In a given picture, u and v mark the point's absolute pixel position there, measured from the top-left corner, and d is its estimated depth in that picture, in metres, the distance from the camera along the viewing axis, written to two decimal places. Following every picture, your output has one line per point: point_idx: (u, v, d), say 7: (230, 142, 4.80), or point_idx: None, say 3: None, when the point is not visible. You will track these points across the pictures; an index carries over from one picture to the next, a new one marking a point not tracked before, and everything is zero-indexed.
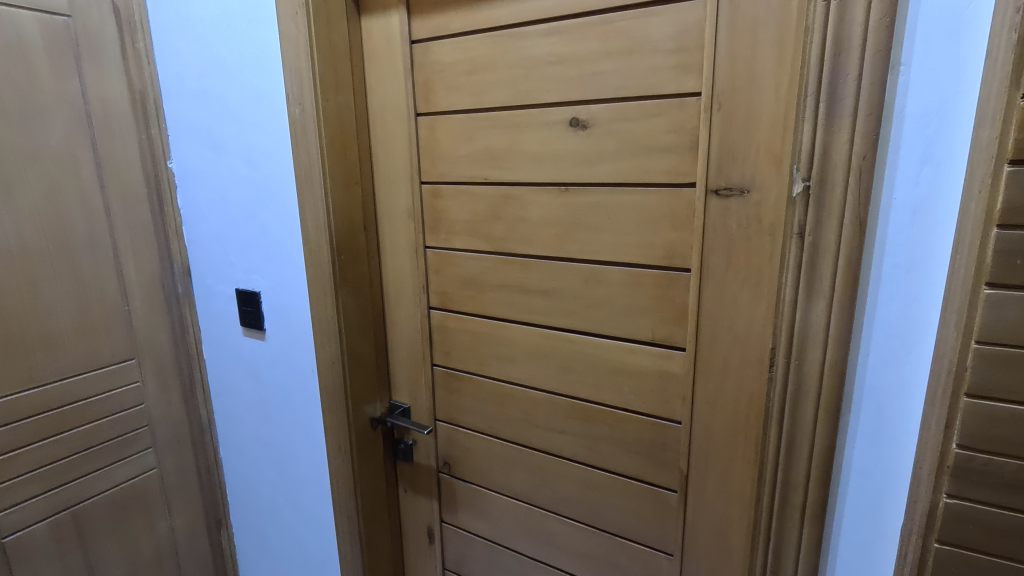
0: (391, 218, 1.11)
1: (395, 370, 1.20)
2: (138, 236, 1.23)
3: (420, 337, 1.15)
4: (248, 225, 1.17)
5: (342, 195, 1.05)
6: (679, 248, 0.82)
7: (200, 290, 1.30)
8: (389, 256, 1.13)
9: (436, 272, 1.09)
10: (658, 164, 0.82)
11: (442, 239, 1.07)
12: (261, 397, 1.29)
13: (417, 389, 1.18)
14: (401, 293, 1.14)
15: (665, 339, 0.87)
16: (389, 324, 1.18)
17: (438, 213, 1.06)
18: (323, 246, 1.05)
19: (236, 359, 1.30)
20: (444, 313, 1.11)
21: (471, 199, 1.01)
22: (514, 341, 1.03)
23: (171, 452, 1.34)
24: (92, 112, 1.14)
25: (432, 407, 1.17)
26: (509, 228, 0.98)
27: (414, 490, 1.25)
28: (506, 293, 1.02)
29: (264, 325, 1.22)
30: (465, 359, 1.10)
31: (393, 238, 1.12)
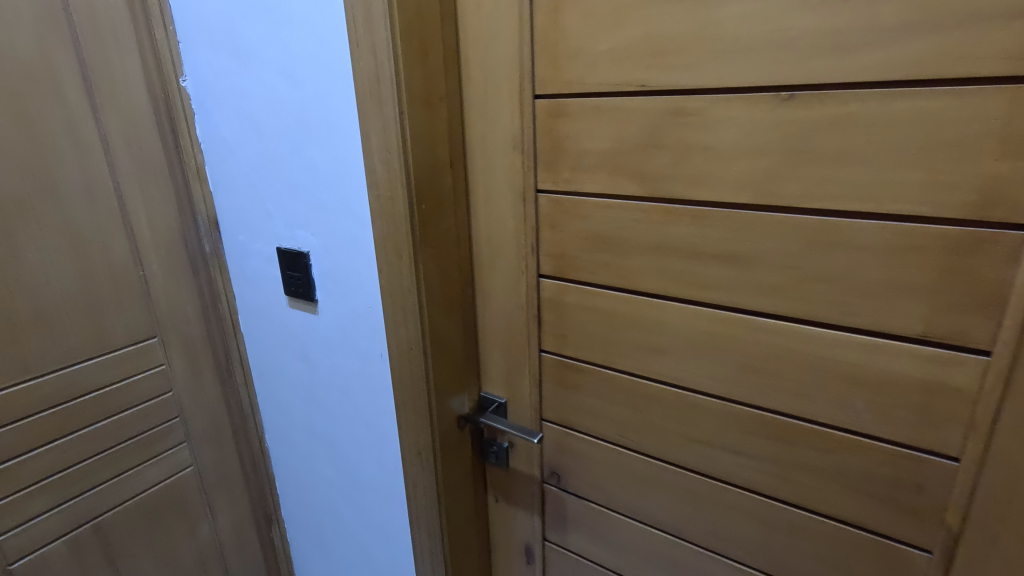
0: (486, 151, 0.79)
1: (487, 356, 0.92)
2: (149, 180, 0.95)
3: (522, 314, 0.85)
4: (290, 164, 0.87)
5: (423, 118, 0.73)
6: (1005, 190, 0.50)
7: (232, 248, 1.03)
8: (482, 205, 0.82)
9: (551, 228, 0.78)
10: (992, 44, 0.47)
11: (563, 181, 0.75)
12: (315, 382, 1.04)
13: (517, 380, 0.90)
14: (499, 255, 0.84)
15: (949, 336, 0.55)
16: (479, 297, 0.89)
17: (561, 141, 0.73)
18: (397, 193, 0.74)
19: (283, 334, 1.04)
20: (560, 285, 0.80)
21: (615, 119, 0.68)
22: (669, 327, 0.72)
23: (209, 445, 1.11)
24: (73, 8, 0.83)
25: (537, 404, 0.89)
26: (677, 162, 0.65)
27: (510, 501, 1.00)
28: (664, 259, 0.70)
29: (315, 296, 0.94)
30: (589, 346, 0.81)
31: (488, 181, 0.81)
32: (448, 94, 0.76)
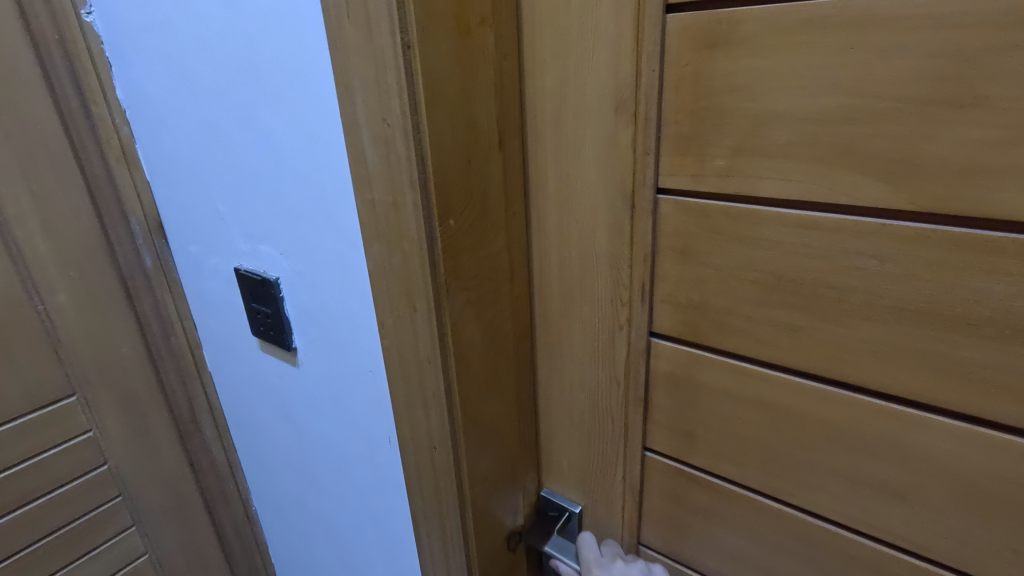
0: (565, 119, 0.45)
1: (554, 440, 0.59)
2: (44, 167, 0.64)
3: (617, 391, 0.51)
4: (241, 142, 0.54)
5: (454, 58, 0.39)
6: None
7: (183, 263, 0.71)
8: (555, 211, 0.48)
9: (680, 257, 0.43)
10: None
11: (716, 175, 0.39)
12: (303, 454, 0.72)
13: (601, 483, 0.57)
14: (580, 296, 0.50)
15: None
16: (543, 355, 0.55)
17: (718, 98, 0.37)
18: (404, 198, 0.40)
19: (258, 384, 0.72)
20: (693, 355, 0.46)
21: (847, 48, 0.32)
22: (922, 456, 0.38)
23: (172, 523, 0.83)
24: None
25: (635, 524, 0.57)
26: (1010, 140, 0.30)
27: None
28: (931, 336, 0.35)
29: (293, 343, 0.62)
30: (737, 458, 0.47)
31: (569, 171, 0.46)
32: (498, 11, 0.41)
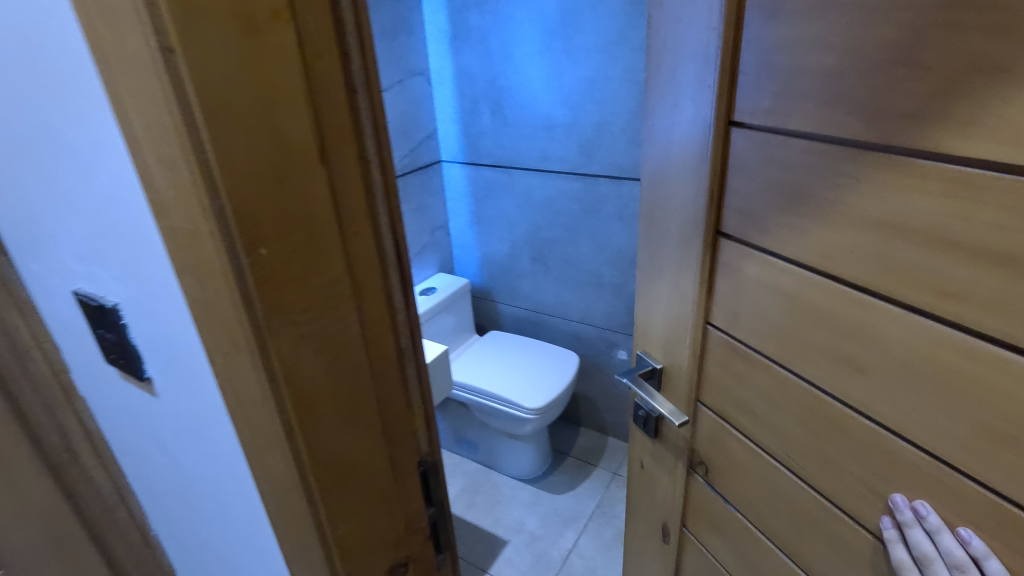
0: (682, 74, 0.70)
1: (648, 288, 0.89)
2: None
3: (692, 253, 0.77)
4: (47, 153, 0.46)
5: (239, 69, 0.32)
6: None
7: (31, 284, 0.62)
8: (671, 136, 0.75)
9: (738, 171, 0.69)
10: None
11: (765, 112, 0.63)
12: (185, 484, 0.65)
13: (678, 329, 0.85)
14: (672, 196, 0.78)
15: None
16: (644, 227, 0.86)
17: (765, 58, 0.61)
18: (200, 228, 0.35)
19: (128, 412, 0.64)
20: (739, 241, 0.72)
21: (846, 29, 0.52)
22: (841, 314, 0.62)
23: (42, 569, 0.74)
24: None
25: (698, 357, 0.83)
26: (933, 91, 0.48)
27: (653, 454, 1.01)
28: (883, 242, 0.55)
29: (146, 371, 0.56)
30: (765, 335, 0.72)
31: (670, 106, 0.73)
32: (299, 4, 0.35)
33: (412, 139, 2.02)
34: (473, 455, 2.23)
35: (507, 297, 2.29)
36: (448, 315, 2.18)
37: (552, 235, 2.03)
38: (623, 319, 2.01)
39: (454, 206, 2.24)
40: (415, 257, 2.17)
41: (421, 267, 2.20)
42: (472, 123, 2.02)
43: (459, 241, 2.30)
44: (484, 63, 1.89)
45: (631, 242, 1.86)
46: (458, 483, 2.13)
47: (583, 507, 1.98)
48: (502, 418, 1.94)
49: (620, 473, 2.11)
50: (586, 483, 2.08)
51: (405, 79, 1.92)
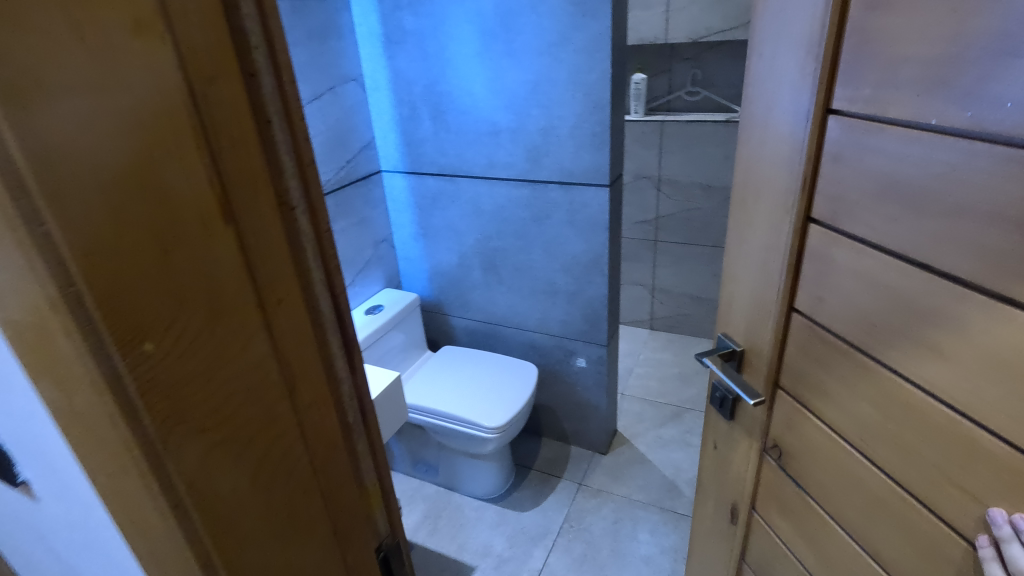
0: (787, 51, 0.67)
1: (736, 271, 0.86)
2: None
3: (783, 239, 0.74)
4: None
5: (92, 97, 0.28)
6: None
7: None
8: (770, 116, 0.72)
9: (833, 160, 0.65)
10: None
11: (863, 100, 0.60)
12: None
13: (764, 314, 0.82)
14: (766, 178, 0.75)
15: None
16: (736, 208, 0.83)
17: (866, 46, 0.58)
18: (63, 339, 0.30)
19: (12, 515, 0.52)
20: (828, 231, 0.68)
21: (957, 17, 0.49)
22: (926, 298, 0.58)
23: None
24: None
25: (780, 345, 0.80)
26: None
27: (728, 435, 0.99)
28: (981, 233, 0.52)
29: (20, 474, 0.45)
30: (845, 322, 0.68)
31: (770, 89, 0.71)
32: (188, 92, 0.32)
33: (349, 149, 1.89)
34: (432, 478, 2.13)
35: (458, 309, 2.20)
36: (398, 333, 2.06)
37: (502, 244, 1.95)
38: (580, 326, 1.97)
39: (397, 217, 2.12)
40: (359, 274, 2.04)
41: (365, 284, 2.08)
42: (412, 130, 1.91)
43: (405, 254, 2.19)
44: (421, 67, 1.79)
45: (584, 247, 1.82)
46: (419, 509, 2.03)
47: (551, 522, 1.93)
48: (461, 439, 1.86)
49: (585, 483, 2.07)
50: (551, 497, 2.02)
51: (337, 85, 1.79)
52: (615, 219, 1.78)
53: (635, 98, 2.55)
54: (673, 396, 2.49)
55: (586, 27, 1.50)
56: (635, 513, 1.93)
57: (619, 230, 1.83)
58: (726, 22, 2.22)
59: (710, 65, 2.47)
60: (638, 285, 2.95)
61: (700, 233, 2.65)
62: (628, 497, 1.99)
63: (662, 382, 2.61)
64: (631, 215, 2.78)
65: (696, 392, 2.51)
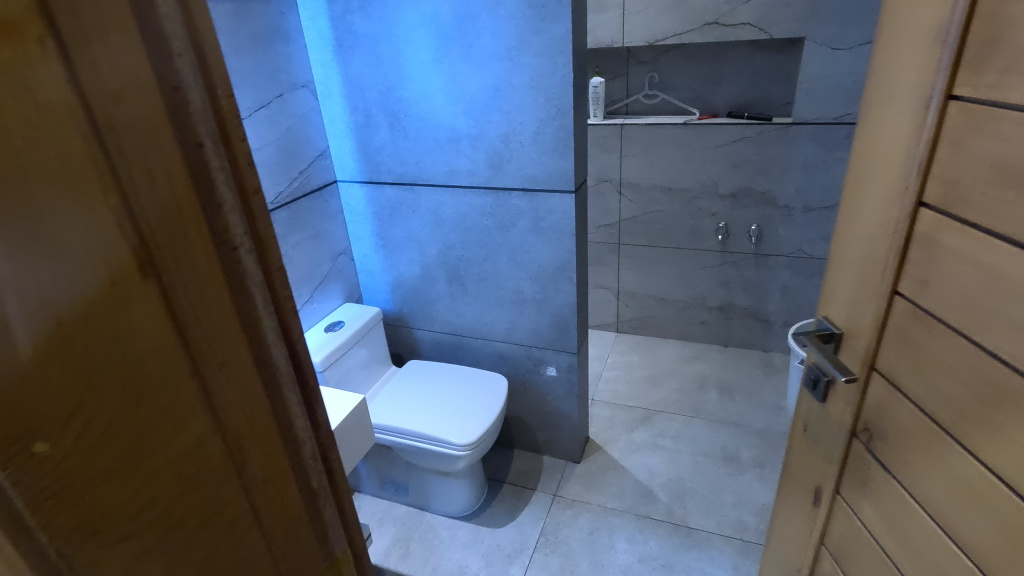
0: (914, 35, 0.66)
1: (841, 255, 0.85)
2: None
3: (890, 226, 0.73)
4: None
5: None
6: None
7: None
8: (890, 101, 0.71)
9: (951, 146, 0.64)
10: None
11: (986, 86, 0.59)
12: None
13: (863, 297, 0.80)
14: (879, 164, 0.75)
15: None
16: (847, 192, 0.82)
17: (995, 30, 0.56)
18: None
19: None
20: (938, 220, 0.67)
21: None
22: None
23: None
24: None
25: (877, 333, 0.79)
26: None
27: (817, 418, 0.96)
28: None
29: None
30: (951, 307, 0.66)
31: (894, 74, 0.70)
32: (126, 175, 0.30)
33: (302, 159, 1.80)
34: (403, 498, 2.05)
35: (423, 322, 2.13)
36: (360, 349, 1.98)
37: (466, 253, 1.90)
38: (549, 334, 1.93)
39: (356, 228, 2.04)
40: (318, 289, 1.95)
41: (325, 299, 1.98)
42: (368, 138, 1.84)
43: (365, 266, 2.11)
44: (376, 72, 1.72)
45: (551, 255, 1.78)
46: (389, 532, 1.95)
47: (526, 537, 1.88)
48: (430, 457, 1.79)
49: (559, 493, 2.04)
50: (526, 511, 1.98)
51: (286, 92, 1.70)
52: (580, 225, 1.75)
53: (595, 101, 2.54)
54: (644, 400, 2.49)
55: (545, 31, 1.47)
56: (612, 521, 1.90)
57: (585, 236, 1.80)
58: (682, 25, 2.23)
59: (667, 68, 2.49)
60: (603, 289, 2.94)
61: (662, 234, 2.67)
62: (603, 506, 1.97)
63: (631, 385, 2.60)
64: (594, 219, 2.77)
65: (665, 394, 2.52)
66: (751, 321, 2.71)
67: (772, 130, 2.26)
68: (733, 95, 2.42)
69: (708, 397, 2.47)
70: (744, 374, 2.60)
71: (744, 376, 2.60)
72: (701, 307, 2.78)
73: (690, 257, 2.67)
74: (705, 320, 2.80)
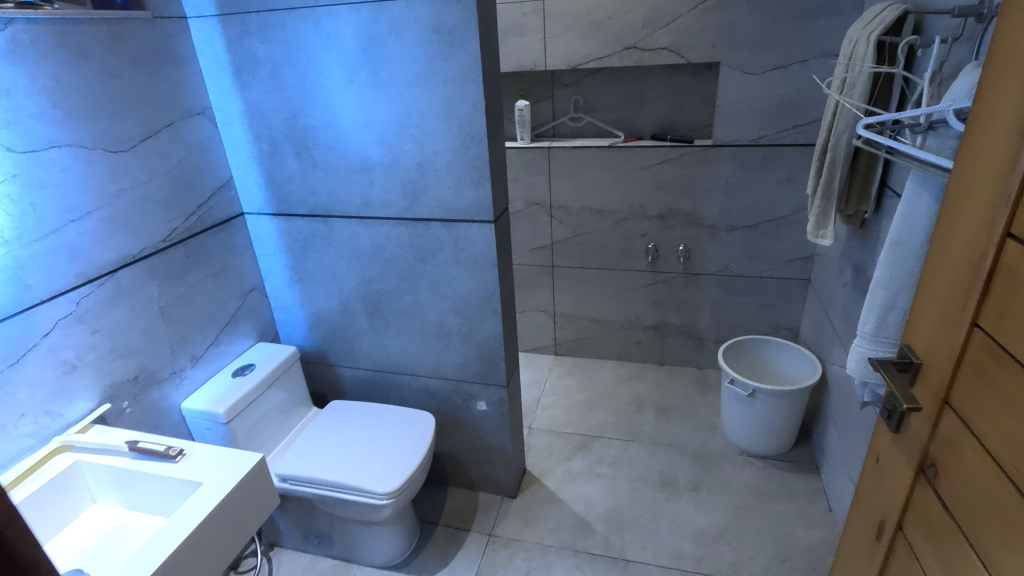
0: (1016, 58, 0.64)
1: (930, 281, 0.81)
2: None
3: (978, 254, 0.71)
4: None
5: None
6: None
7: None
8: (990, 125, 0.69)
9: None
10: None
11: None
12: None
13: (946, 327, 0.77)
14: (973, 190, 0.72)
15: None
16: (940, 216, 0.79)
17: None
18: None
19: None
20: (1022, 249, 0.64)
21: None
22: None
23: None
24: None
25: (953, 364, 0.76)
26: None
27: (889, 449, 0.91)
28: None
29: None
30: (1023, 342, 0.64)
31: (994, 97, 0.68)
32: None
33: (201, 191, 1.66)
34: (327, 550, 1.90)
35: (345, 359, 2.00)
36: (277, 392, 1.83)
37: (386, 286, 1.80)
38: (477, 368, 1.85)
39: (268, 262, 1.90)
40: (225, 330, 1.79)
41: (233, 340, 1.83)
42: (275, 167, 1.72)
43: (279, 301, 1.97)
44: (279, 98, 1.61)
45: (474, 286, 1.71)
46: None
47: None
48: (351, 508, 1.66)
49: (495, 532, 1.95)
50: (460, 555, 1.88)
51: (178, 120, 1.56)
52: (503, 255, 1.69)
53: (521, 124, 2.50)
54: (581, 425, 2.44)
55: (452, 57, 1.41)
56: (548, 559, 1.83)
57: (509, 265, 1.74)
58: (603, 48, 2.23)
59: (590, 90, 2.49)
60: (539, 312, 2.90)
61: (594, 256, 2.65)
62: (540, 543, 1.89)
63: (569, 410, 2.55)
64: (526, 242, 2.72)
65: (602, 418, 2.48)
66: (684, 339, 2.73)
67: (694, 152, 2.29)
68: (656, 117, 2.44)
69: (645, 419, 2.46)
70: (679, 393, 2.61)
71: (680, 394, 2.60)
72: (636, 326, 2.77)
73: (622, 277, 2.66)
74: (639, 339, 2.80)
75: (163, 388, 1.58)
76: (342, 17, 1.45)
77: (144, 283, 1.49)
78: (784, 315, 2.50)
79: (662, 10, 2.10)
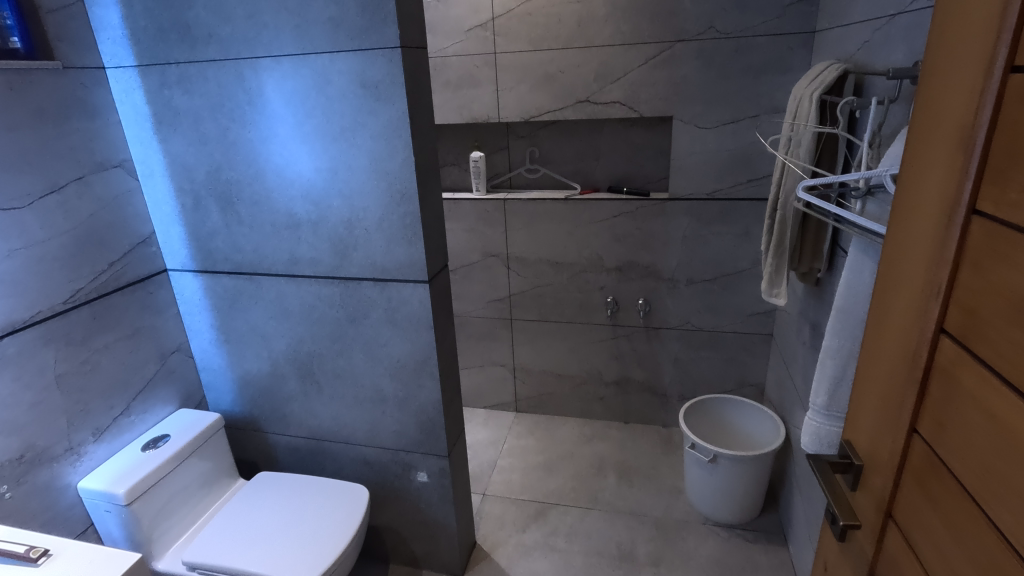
0: (941, 135, 0.56)
1: (867, 371, 0.71)
2: None
3: (912, 350, 0.61)
4: None
5: None
6: None
7: None
8: (918, 205, 0.60)
9: (972, 267, 0.53)
10: None
11: (1009, 204, 0.48)
12: None
13: (885, 429, 0.67)
14: (904, 277, 0.63)
15: None
16: (871, 299, 0.69)
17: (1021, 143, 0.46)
18: None
19: None
20: (957, 349, 0.55)
21: None
22: None
23: None
24: None
25: (895, 476, 0.65)
26: None
27: (837, 557, 0.80)
28: None
29: None
30: (964, 461, 0.54)
31: (920, 174, 0.60)
32: None
33: (114, 248, 1.54)
34: None
35: (276, 425, 1.85)
36: (195, 463, 1.67)
37: (318, 348, 1.68)
38: (416, 436, 1.72)
39: (192, 321, 1.78)
40: (138, 397, 1.64)
41: (148, 409, 1.68)
42: (198, 223, 1.62)
43: (205, 362, 1.83)
44: (201, 151, 1.52)
45: (409, 348, 1.59)
46: None
47: None
48: None
49: None
50: None
51: (89, 174, 1.46)
52: (440, 315, 1.58)
53: (476, 175, 2.45)
54: (538, 491, 2.29)
55: (379, 111, 1.34)
56: None
57: (449, 326, 1.64)
58: (556, 101, 2.20)
59: (546, 143, 2.46)
60: (499, 366, 2.78)
61: (552, 309, 2.56)
62: None
63: (526, 474, 2.40)
64: (483, 294, 2.63)
65: (561, 482, 2.34)
66: (648, 395, 2.62)
67: (649, 205, 2.24)
68: (612, 169, 2.41)
69: (605, 483, 2.32)
70: (643, 454, 2.48)
71: (643, 455, 2.47)
72: (598, 382, 2.66)
73: (582, 331, 2.57)
74: (602, 395, 2.69)
75: (55, 466, 1.41)
76: (263, 70, 1.38)
77: (37, 350, 1.35)
78: (748, 370, 2.41)
79: (614, 64, 2.08)
